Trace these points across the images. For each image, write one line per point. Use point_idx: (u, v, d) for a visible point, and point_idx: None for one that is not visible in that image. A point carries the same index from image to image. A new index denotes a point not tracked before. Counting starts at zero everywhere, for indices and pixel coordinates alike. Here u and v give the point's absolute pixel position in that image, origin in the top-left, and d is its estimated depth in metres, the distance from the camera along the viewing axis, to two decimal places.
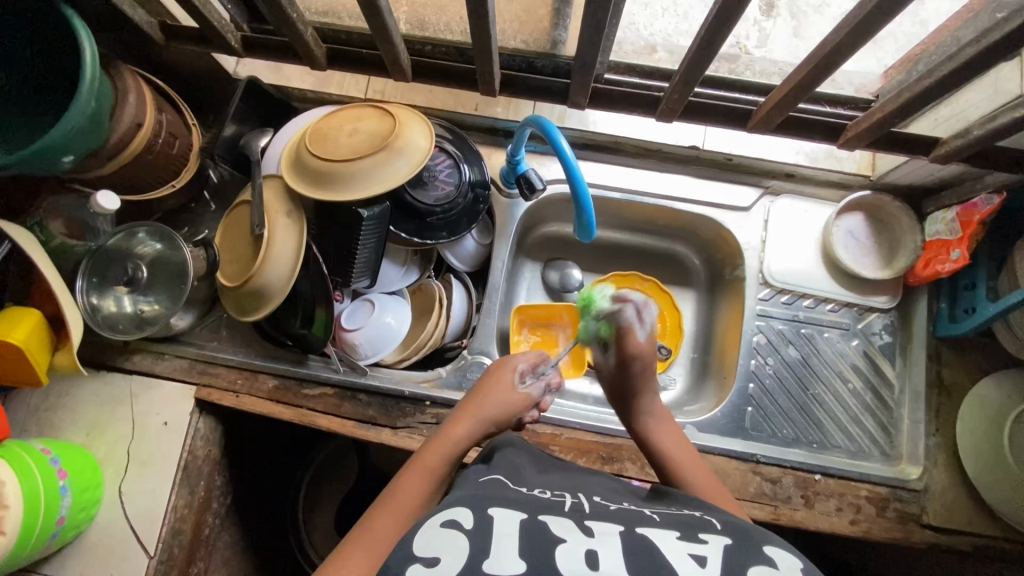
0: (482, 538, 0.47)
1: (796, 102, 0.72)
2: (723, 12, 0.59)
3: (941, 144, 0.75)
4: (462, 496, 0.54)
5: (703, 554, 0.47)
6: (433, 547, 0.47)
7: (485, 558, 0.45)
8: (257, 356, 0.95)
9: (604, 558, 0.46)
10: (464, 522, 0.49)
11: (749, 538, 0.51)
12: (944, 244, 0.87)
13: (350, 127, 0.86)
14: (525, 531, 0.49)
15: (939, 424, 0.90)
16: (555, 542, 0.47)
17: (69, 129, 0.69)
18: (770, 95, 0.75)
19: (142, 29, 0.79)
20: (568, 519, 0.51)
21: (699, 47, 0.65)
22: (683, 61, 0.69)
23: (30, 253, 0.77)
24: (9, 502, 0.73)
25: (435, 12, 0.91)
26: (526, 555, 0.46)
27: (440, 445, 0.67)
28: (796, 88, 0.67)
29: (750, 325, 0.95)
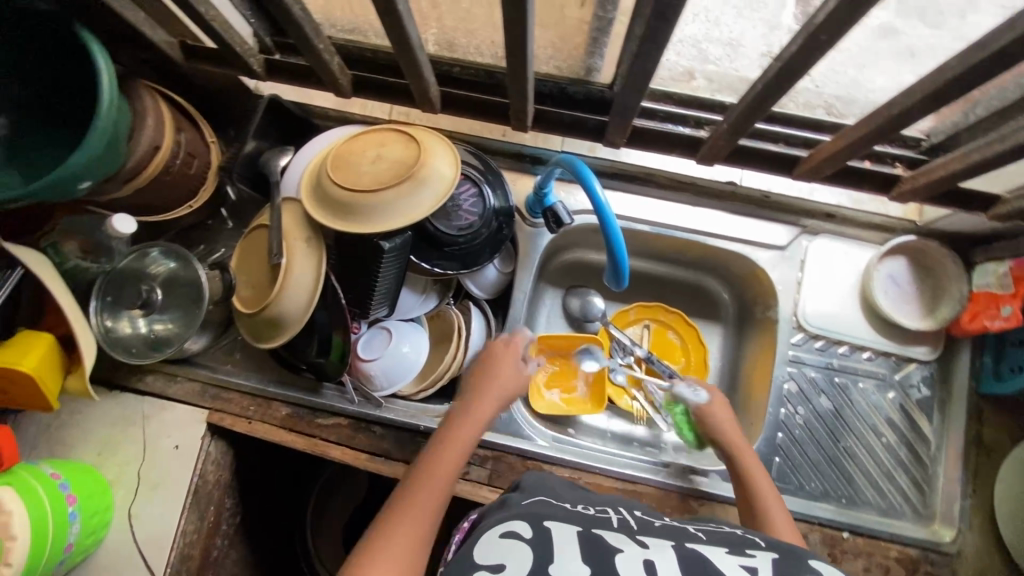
0: (544, 547, 0.52)
1: (851, 156, 0.67)
2: (785, 68, 0.55)
3: (1001, 202, 0.71)
4: (516, 511, 0.58)
5: (753, 566, 0.52)
6: (498, 555, 0.51)
7: (549, 564, 0.50)
8: (270, 382, 0.93)
9: (662, 567, 0.51)
10: (523, 532, 0.54)
11: (794, 554, 0.55)
12: (993, 298, 0.83)
13: (373, 151, 0.82)
14: (583, 542, 0.53)
15: (976, 486, 0.86)
16: (613, 554, 0.52)
17: (87, 156, 0.66)
18: (822, 144, 0.71)
19: (163, 50, 0.77)
20: (620, 533, 0.56)
21: (752, 100, 0.62)
22: (736, 109, 0.65)
23: (43, 280, 0.74)
24: (17, 533, 0.71)
25: (465, 34, 0.83)
26: (590, 563, 0.50)
27: (454, 440, 0.73)
28: (856, 142, 0.63)
29: (781, 371, 0.91)
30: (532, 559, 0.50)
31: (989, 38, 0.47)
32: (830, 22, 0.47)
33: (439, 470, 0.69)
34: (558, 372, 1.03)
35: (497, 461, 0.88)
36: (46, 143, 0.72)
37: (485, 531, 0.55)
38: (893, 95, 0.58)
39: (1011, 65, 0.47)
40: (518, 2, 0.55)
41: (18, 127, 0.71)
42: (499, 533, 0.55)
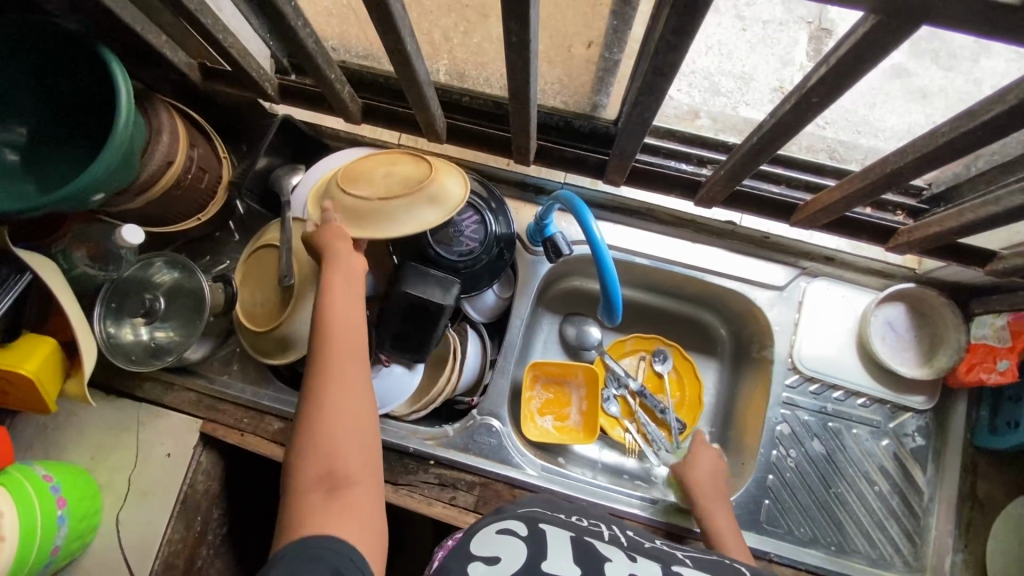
0: (538, 544, 0.57)
1: (848, 209, 0.68)
2: (781, 125, 0.56)
3: (997, 259, 0.71)
4: (514, 517, 0.64)
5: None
6: (493, 548, 0.56)
7: (542, 561, 0.53)
8: (265, 396, 0.94)
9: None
10: (519, 531, 0.59)
11: None
12: (990, 351, 0.83)
13: (381, 168, 0.82)
14: (574, 547, 0.57)
15: (968, 540, 0.84)
16: (601, 560, 0.55)
17: (102, 170, 0.68)
18: (817, 196, 0.73)
19: (182, 72, 0.79)
20: (610, 546, 0.60)
21: (750, 151, 0.63)
22: (732, 157, 0.66)
23: (51, 287, 0.76)
24: (6, 533, 0.72)
25: (475, 67, 0.86)
26: (580, 562, 0.54)
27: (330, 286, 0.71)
28: (853, 195, 0.64)
29: (774, 412, 0.91)
30: (525, 553, 0.55)
31: (978, 109, 0.47)
32: (823, 85, 0.48)
33: (333, 316, 0.69)
34: (551, 400, 1.03)
35: (484, 487, 0.88)
36: (67, 157, 0.75)
37: (482, 531, 0.61)
38: (888, 153, 0.59)
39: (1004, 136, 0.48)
40: (522, 49, 0.57)
41: (42, 141, 0.75)
42: (496, 532, 0.60)
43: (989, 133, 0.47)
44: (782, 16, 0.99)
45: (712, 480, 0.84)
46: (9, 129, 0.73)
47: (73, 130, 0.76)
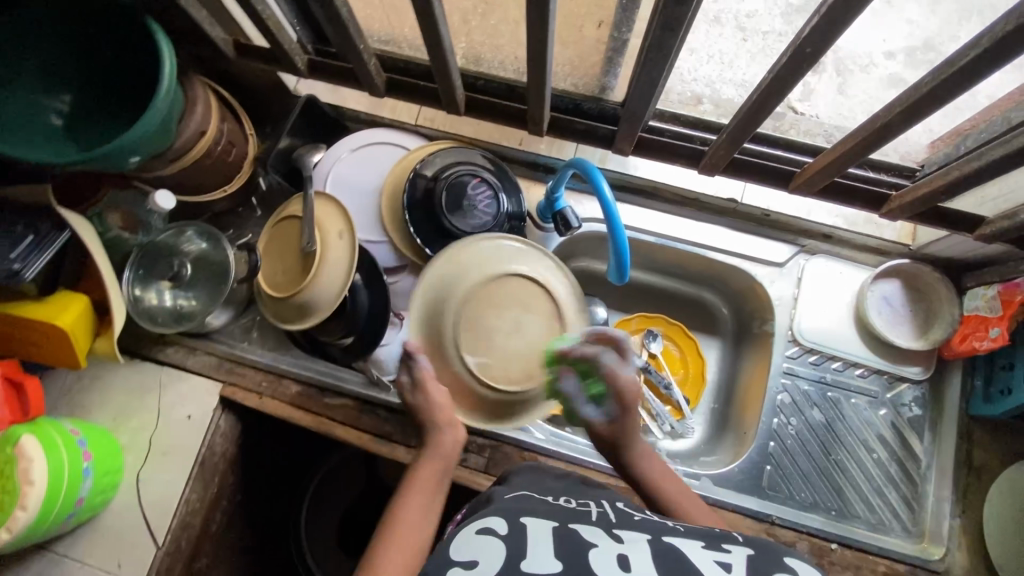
0: (517, 542, 0.54)
1: (840, 171, 0.73)
2: (779, 78, 0.60)
3: (986, 223, 0.75)
4: (495, 509, 0.61)
5: (727, 563, 0.53)
6: (471, 551, 0.53)
7: (522, 559, 0.51)
8: (284, 360, 0.97)
9: (634, 561, 0.52)
10: (499, 529, 0.56)
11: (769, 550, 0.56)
12: (982, 320, 0.86)
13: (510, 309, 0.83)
14: (557, 538, 0.55)
15: (965, 506, 0.87)
16: (586, 548, 0.53)
17: (143, 131, 0.73)
18: (813, 161, 0.77)
19: (217, 46, 0.84)
20: (597, 527, 0.58)
21: (749, 110, 0.67)
22: (731, 121, 0.71)
23: (88, 245, 0.80)
24: (34, 479, 0.75)
25: (491, 50, 0.91)
26: (562, 556, 0.52)
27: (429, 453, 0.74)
28: (843, 156, 0.68)
29: (775, 382, 0.94)
30: (506, 554, 0.52)
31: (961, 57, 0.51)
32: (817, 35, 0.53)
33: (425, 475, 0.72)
34: None
35: (495, 450, 0.91)
36: (111, 125, 0.80)
37: (462, 527, 0.57)
38: (879, 111, 0.63)
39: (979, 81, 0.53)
40: (542, 11, 0.61)
41: (86, 105, 0.79)
42: (475, 529, 0.57)
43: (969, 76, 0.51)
44: (783, 26, 1.02)
45: (634, 443, 0.75)
46: (57, 98, 0.78)
47: (115, 99, 0.81)
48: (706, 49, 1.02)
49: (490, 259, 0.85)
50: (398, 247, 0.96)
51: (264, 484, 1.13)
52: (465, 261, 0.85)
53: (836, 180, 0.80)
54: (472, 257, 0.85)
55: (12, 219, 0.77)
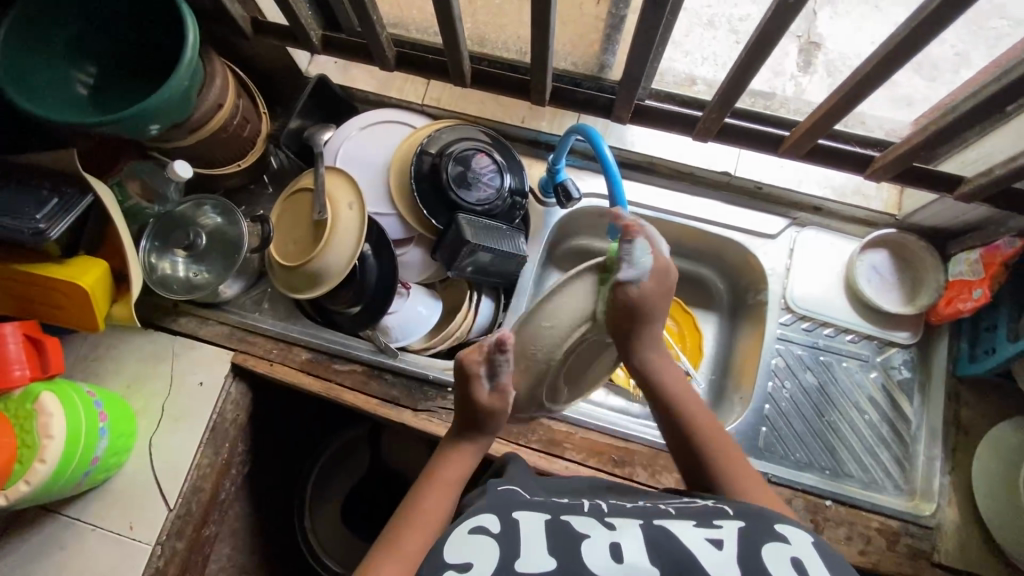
0: (510, 540, 0.54)
1: (828, 128, 0.79)
2: (768, 29, 0.66)
3: (964, 182, 0.80)
4: (486, 500, 0.60)
5: (719, 539, 0.54)
6: (465, 552, 0.53)
7: (515, 559, 0.52)
8: (294, 329, 1.00)
9: (626, 551, 0.53)
10: (492, 527, 0.56)
11: (762, 518, 0.56)
12: (966, 284, 0.89)
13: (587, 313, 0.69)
14: (549, 532, 0.55)
15: (955, 464, 0.90)
16: (578, 540, 0.54)
17: (164, 99, 0.77)
18: (801, 123, 0.83)
19: (236, 22, 0.89)
20: (588, 517, 0.58)
21: (738, 69, 0.74)
22: (723, 81, 0.77)
23: (109, 211, 0.83)
24: (54, 433, 0.77)
25: (495, 30, 0.96)
26: (555, 552, 0.53)
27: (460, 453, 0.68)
28: (830, 109, 0.75)
29: (770, 348, 0.98)
30: (499, 556, 0.53)
31: None
32: None
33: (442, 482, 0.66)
34: None
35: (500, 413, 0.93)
36: (130, 95, 0.85)
37: (455, 527, 0.57)
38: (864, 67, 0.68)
39: (944, 27, 0.60)
40: None
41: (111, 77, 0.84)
42: (468, 528, 0.56)
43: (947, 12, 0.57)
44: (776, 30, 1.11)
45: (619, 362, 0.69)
46: (82, 67, 0.83)
47: (139, 72, 0.87)
48: (701, 51, 1.08)
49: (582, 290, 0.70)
50: (405, 218, 1.00)
51: (269, 464, 1.16)
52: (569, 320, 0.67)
53: (821, 143, 0.85)
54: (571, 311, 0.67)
55: (38, 182, 0.81)
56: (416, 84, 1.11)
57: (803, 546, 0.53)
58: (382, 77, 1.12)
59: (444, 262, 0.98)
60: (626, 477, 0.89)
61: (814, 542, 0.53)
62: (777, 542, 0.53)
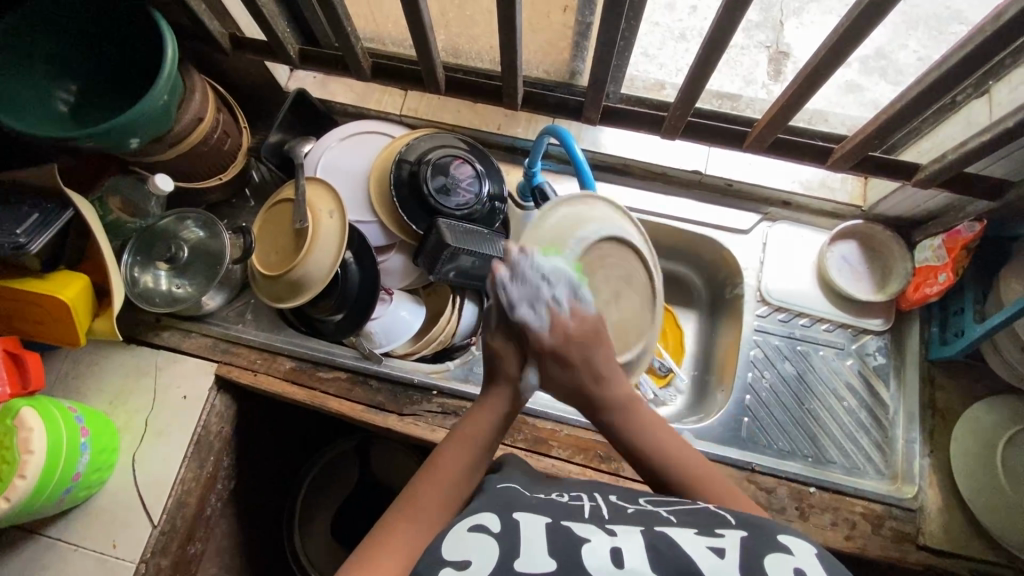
0: (510, 539, 0.51)
1: (786, 121, 0.83)
2: (721, 26, 0.71)
3: (920, 169, 0.85)
4: (484, 504, 0.58)
5: (721, 548, 0.50)
6: (464, 551, 0.51)
7: (514, 559, 0.49)
8: (277, 339, 1.01)
9: (628, 557, 0.49)
10: (492, 526, 0.53)
11: (763, 528, 0.54)
12: (931, 269, 0.92)
13: (593, 227, 0.81)
14: (549, 533, 0.52)
15: (933, 446, 0.92)
16: (579, 543, 0.50)
17: (141, 115, 0.78)
18: (762, 118, 0.87)
19: (215, 39, 0.91)
20: (591, 524, 0.55)
21: (698, 65, 0.78)
22: (684, 78, 0.81)
23: (90, 224, 0.84)
24: (35, 448, 0.76)
25: (468, 42, 1.00)
26: (556, 554, 0.49)
27: (489, 407, 0.67)
28: (788, 101, 0.79)
29: (748, 339, 1.00)
30: (498, 553, 0.50)
31: None
32: None
33: (471, 441, 0.65)
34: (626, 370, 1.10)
35: None
36: (109, 112, 0.88)
37: (452, 528, 0.55)
38: (815, 59, 0.73)
39: (883, 17, 0.65)
40: None
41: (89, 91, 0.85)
42: (466, 527, 0.54)
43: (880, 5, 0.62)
44: (744, 41, 1.17)
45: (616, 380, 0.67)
46: (63, 85, 0.86)
47: (120, 90, 0.90)
48: (675, 62, 1.14)
49: (581, 226, 0.81)
50: (386, 224, 1.01)
51: (259, 474, 1.15)
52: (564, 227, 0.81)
53: (782, 138, 0.89)
54: (557, 225, 0.80)
55: (19, 198, 0.82)
56: (394, 95, 1.14)
57: (808, 557, 0.50)
58: (360, 90, 1.14)
59: (425, 268, 0.99)
60: (612, 472, 0.90)
61: (821, 556, 0.51)
62: (778, 553, 0.50)
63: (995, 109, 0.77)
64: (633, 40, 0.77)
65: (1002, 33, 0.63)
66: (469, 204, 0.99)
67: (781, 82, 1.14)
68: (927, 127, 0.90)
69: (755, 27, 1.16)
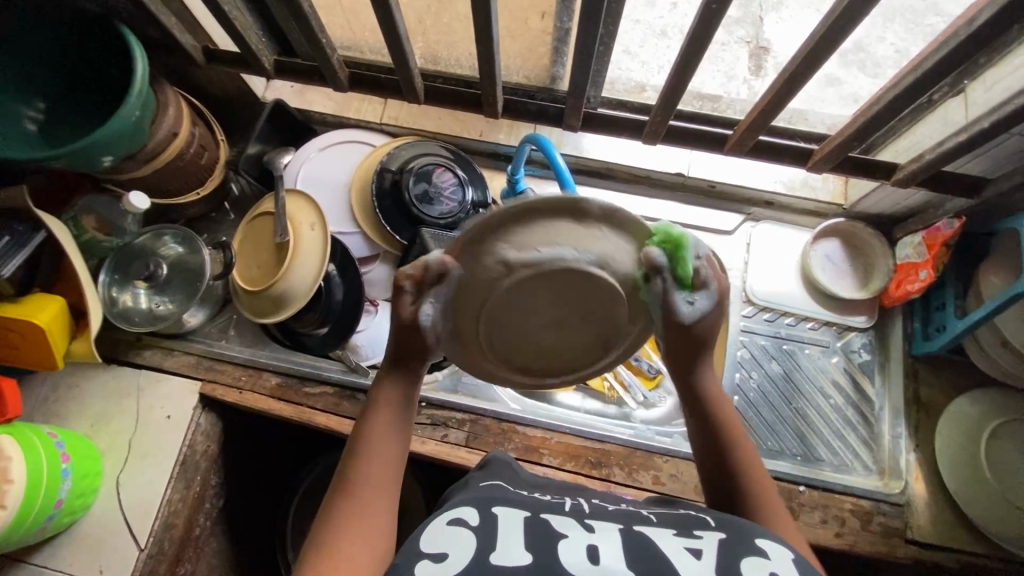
0: (487, 533, 0.50)
1: (767, 123, 0.83)
2: (699, 31, 0.71)
3: (900, 168, 0.85)
4: (465, 499, 0.57)
5: (699, 549, 0.50)
6: (442, 543, 0.49)
7: (491, 552, 0.48)
8: (261, 355, 0.99)
9: (604, 551, 0.49)
10: (470, 520, 0.52)
11: (739, 529, 0.52)
12: (912, 266, 0.93)
13: (567, 246, 0.51)
14: (527, 529, 0.51)
15: (919, 440, 0.93)
16: (556, 538, 0.50)
17: (113, 132, 0.76)
18: (743, 120, 0.87)
19: (189, 52, 0.90)
20: (569, 517, 0.54)
21: (677, 71, 0.78)
22: (665, 83, 0.81)
23: (64, 247, 0.83)
24: (15, 477, 0.74)
25: (447, 48, 1.00)
26: (532, 549, 0.49)
27: (394, 387, 0.62)
28: (768, 104, 0.79)
29: (735, 340, 1.01)
30: (474, 545, 0.49)
31: None
32: None
33: (385, 420, 0.61)
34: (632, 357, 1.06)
35: (475, 424, 0.93)
36: (80, 130, 0.86)
37: (431, 521, 0.54)
38: (794, 62, 0.74)
39: (858, 21, 0.65)
40: None
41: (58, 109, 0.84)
42: (445, 521, 0.53)
43: (855, 11, 0.63)
44: (724, 38, 1.17)
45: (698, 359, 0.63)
46: (31, 103, 0.83)
47: (91, 107, 0.88)
48: (657, 61, 1.14)
49: (556, 237, 0.51)
50: (369, 236, 1.00)
51: (247, 489, 1.13)
52: (544, 229, 0.50)
53: (763, 139, 0.89)
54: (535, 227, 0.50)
55: None
56: (374, 104, 1.12)
57: (784, 561, 0.48)
58: (340, 98, 1.13)
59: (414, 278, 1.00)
60: (603, 478, 0.90)
61: (797, 559, 0.49)
62: (755, 557, 0.49)
63: (971, 108, 0.78)
64: (612, 46, 0.77)
65: (978, 34, 0.63)
66: (454, 212, 0.98)
67: (760, 79, 1.14)
68: (905, 125, 0.91)
69: (734, 22, 1.16)
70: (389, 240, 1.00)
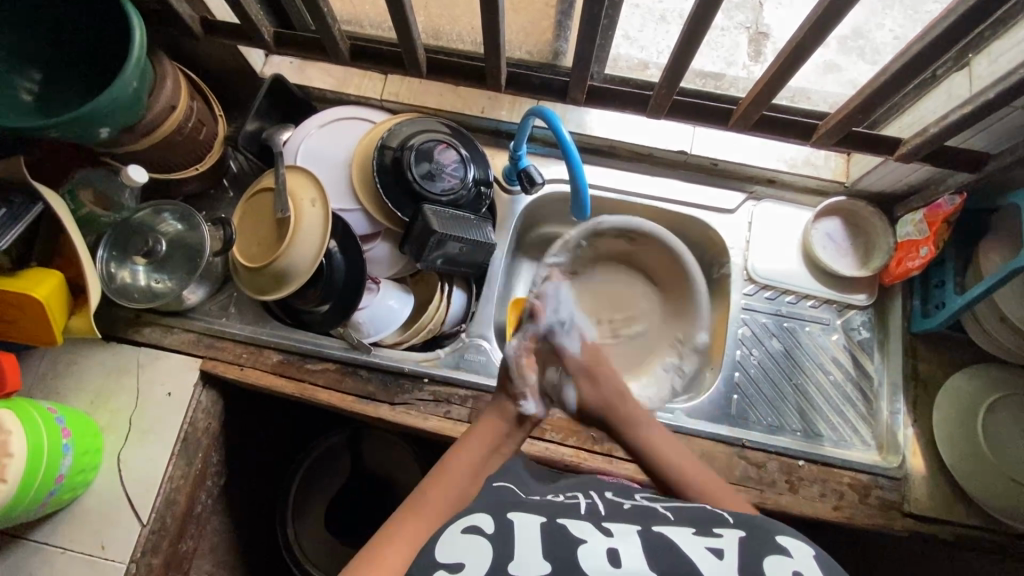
0: (504, 541, 0.51)
1: (770, 100, 0.83)
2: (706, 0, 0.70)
3: (902, 144, 0.86)
4: (478, 507, 0.57)
5: (719, 548, 0.51)
6: (457, 554, 0.51)
7: (508, 562, 0.49)
8: (262, 331, 0.99)
9: (625, 555, 0.49)
10: (486, 528, 0.53)
11: (760, 528, 0.54)
12: (913, 243, 0.93)
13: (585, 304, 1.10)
14: (546, 534, 0.51)
15: (917, 415, 0.93)
16: (575, 545, 0.50)
17: (109, 102, 0.75)
18: (746, 95, 0.87)
19: (186, 22, 0.88)
20: (585, 520, 0.54)
21: (680, 48, 0.77)
22: (670, 56, 0.80)
23: (61, 218, 0.81)
24: (15, 451, 0.73)
25: (449, 23, 0.99)
26: (550, 557, 0.49)
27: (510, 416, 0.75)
28: (773, 78, 0.79)
29: (737, 317, 1.01)
30: (492, 558, 0.50)
31: None
32: None
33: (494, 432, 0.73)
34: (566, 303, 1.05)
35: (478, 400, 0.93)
36: (76, 102, 0.85)
37: (445, 532, 0.55)
38: (798, 35, 0.73)
39: None
40: None
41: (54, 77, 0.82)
42: (460, 530, 0.54)
43: None
44: (725, 21, 1.16)
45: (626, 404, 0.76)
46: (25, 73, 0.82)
47: (87, 78, 0.86)
48: (657, 42, 1.13)
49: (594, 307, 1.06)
50: (370, 213, 0.99)
51: (247, 467, 1.13)
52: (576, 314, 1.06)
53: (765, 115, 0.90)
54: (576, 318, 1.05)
55: None
56: (374, 80, 1.11)
57: (806, 557, 0.50)
58: (339, 75, 1.11)
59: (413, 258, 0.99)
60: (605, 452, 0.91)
61: (815, 554, 0.51)
62: (777, 554, 0.50)
63: (976, 82, 0.78)
64: (616, 19, 0.76)
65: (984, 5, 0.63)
66: (456, 189, 0.97)
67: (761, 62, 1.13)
68: (908, 102, 0.91)
69: (735, 7, 1.15)
70: (387, 217, 0.99)
